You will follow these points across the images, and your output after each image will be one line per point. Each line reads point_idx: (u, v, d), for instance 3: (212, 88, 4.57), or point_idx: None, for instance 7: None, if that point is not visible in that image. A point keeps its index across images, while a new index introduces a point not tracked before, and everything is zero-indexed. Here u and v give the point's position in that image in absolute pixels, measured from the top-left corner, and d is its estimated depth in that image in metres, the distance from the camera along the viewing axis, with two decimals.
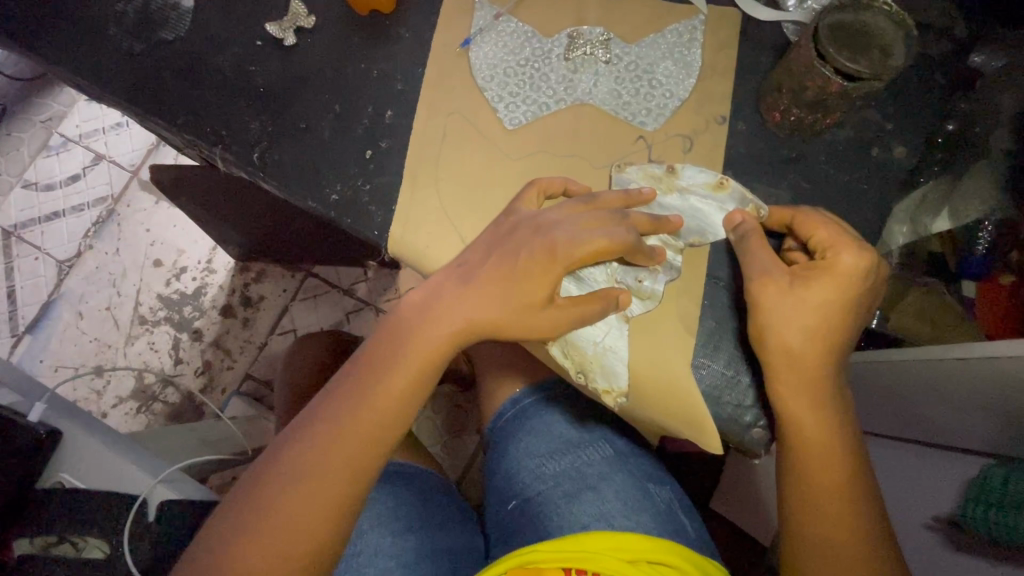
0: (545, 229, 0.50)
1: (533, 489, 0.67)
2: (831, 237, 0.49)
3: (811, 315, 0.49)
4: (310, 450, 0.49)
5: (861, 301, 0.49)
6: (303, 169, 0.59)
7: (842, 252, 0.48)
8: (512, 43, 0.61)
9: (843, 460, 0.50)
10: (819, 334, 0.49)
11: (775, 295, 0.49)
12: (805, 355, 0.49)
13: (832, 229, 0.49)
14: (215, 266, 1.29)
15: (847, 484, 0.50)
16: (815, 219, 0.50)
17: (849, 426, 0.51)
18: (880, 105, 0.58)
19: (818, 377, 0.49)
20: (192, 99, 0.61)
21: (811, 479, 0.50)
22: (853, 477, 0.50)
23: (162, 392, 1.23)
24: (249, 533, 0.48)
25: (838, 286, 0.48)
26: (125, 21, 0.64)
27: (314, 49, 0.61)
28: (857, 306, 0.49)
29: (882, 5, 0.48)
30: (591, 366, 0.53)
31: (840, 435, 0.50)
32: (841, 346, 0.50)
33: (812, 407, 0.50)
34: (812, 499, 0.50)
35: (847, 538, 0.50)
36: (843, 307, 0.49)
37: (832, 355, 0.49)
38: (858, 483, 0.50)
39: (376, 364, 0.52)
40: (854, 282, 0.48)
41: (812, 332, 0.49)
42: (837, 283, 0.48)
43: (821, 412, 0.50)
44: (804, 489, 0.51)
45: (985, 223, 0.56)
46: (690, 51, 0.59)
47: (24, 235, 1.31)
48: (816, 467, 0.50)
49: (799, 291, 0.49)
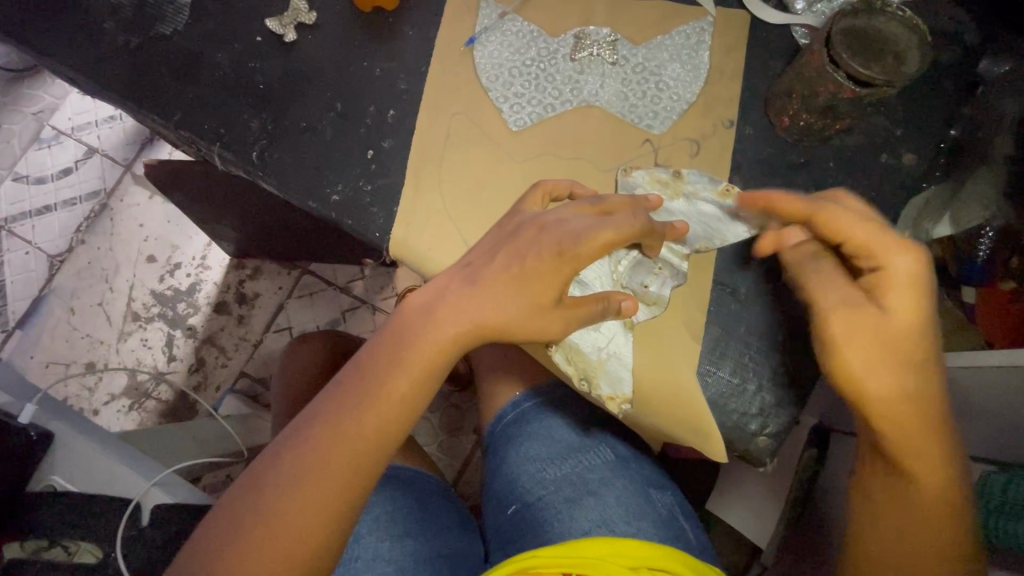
0: (551, 228, 0.49)
1: (534, 493, 0.66)
2: (884, 246, 0.46)
3: (895, 338, 0.45)
4: (311, 451, 0.49)
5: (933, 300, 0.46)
6: (304, 168, 0.58)
7: (897, 260, 0.45)
8: (518, 42, 0.60)
9: (950, 477, 0.47)
10: (910, 354, 0.45)
11: (852, 323, 0.46)
12: (901, 387, 0.45)
13: (881, 237, 0.46)
14: (210, 263, 1.27)
15: (951, 502, 0.47)
16: (842, 225, 0.47)
17: (950, 439, 0.47)
18: (888, 110, 0.58)
19: (918, 403, 0.46)
20: (190, 95, 0.60)
21: (913, 500, 0.48)
22: (954, 495, 0.47)
23: (154, 389, 1.21)
24: (245, 538, 0.47)
25: (909, 296, 0.45)
26: (121, 13, 0.62)
27: (315, 46, 0.60)
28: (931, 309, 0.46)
29: (896, 10, 0.48)
30: (595, 372, 0.52)
31: (942, 451, 0.47)
32: (930, 359, 0.46)
33: (914, 435, 0.46)
34: (914, 520, 0.48)
35: (951, 556, 0.48)
36: (923, 315, 0.45)
37: (926, 373, 0.46)
38: (964, 497, 0.48)
39: (378, 366, 0.51)
40: (923, 288, 0.45)
41: (901, 356, 0.45)
42: (906, 290, 0.45)
43: (924, 435, 0.46)
44: (898, 508, 0.49)
45: (986, 230, 0.55)
46: (697, 53, 0.59)
47: (15, 229, 1.29)
48: (925, 487, 0.47)
49: (871, 313, 0.46)
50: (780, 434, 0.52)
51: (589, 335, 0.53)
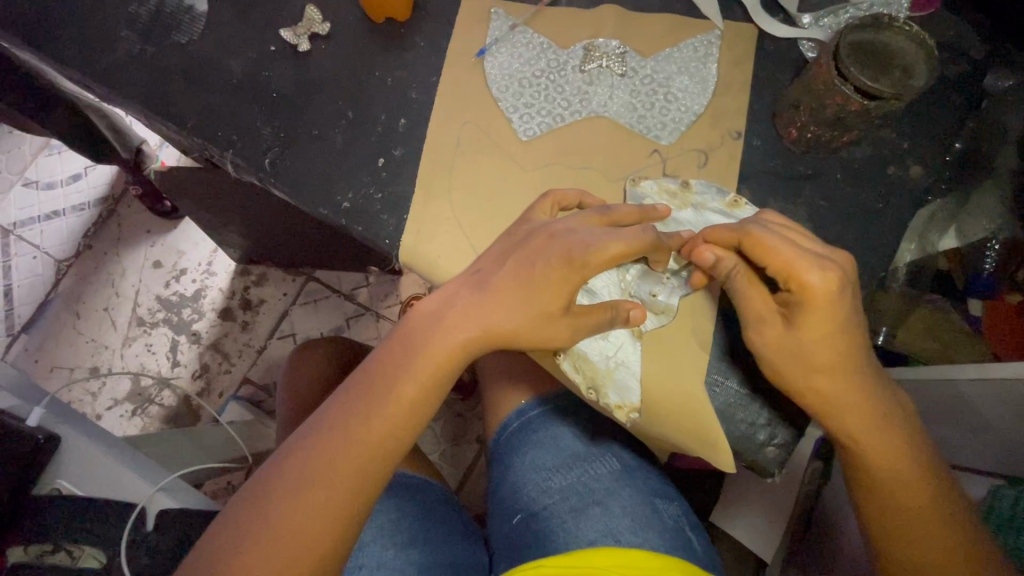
0: (560, 236, 0.50)
1: (539, 502, 0.65)
2: (798, 263, 0.44)
3: (816, 352, 0.45)
4: (318, 457, 0.49)
5: (855, 298, 0.46)
6: (315, 174, 0.58)
7: (809, 282, 0.44)
8: (528, 53, 0.61)
9: (914, 455, 0.48)
10: (838, 363, 0.45)
11: (778, 343, 0.46)
12: (831, 391, 0.46)
13: (790, 257, 0.45)
14: (215, 269, 1.28)
15: (926, 481, 0.48)
16: (768, 242, 0.46)
17: (897, 414, 0.48)
18: (897, 123, 0.58)
19: (852, 400, 0.46)
20: (203, 104, 0.61)
21: (894, 491, 0.48)
22: (925, 466, 0.48)
23: (158, 394, 1.21)
24: (249, 543, 0.47)
25: (828, 308, 0.44)
26: (138, 23, 0.63)
27: (328, 55, 0.61)
28: (853, 310, 0.45)
29: (902, 25, 0.48)
30: (603, 381, 0.52)
31: (896, 425, 0.48)
32: (855, 361, 0.46)
33: (860, 427, 0.47)
34: (902, 515, 0.48)
35: (949, 539, 0.47)
36: (846, 320, 0.45)
37: (857, 373, 0.46)
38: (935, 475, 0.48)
39: (387, 370, 0.51)
40: (840, 297, 0.44)
41: (825, 368, 0.45)
42: (828, 302, 0.44)
43: (867, 421, 0.47)
44: (897, 493, 0.48)
45: (992, 243, 0.60)
46: (705, 65, 0.59)
47: (24, 233, 1.30)
48: (896, 475, 0.47)
49: (794, 331, 0.45)
50: (790, 445, 0.52)
51: (597, 344, 0.53)
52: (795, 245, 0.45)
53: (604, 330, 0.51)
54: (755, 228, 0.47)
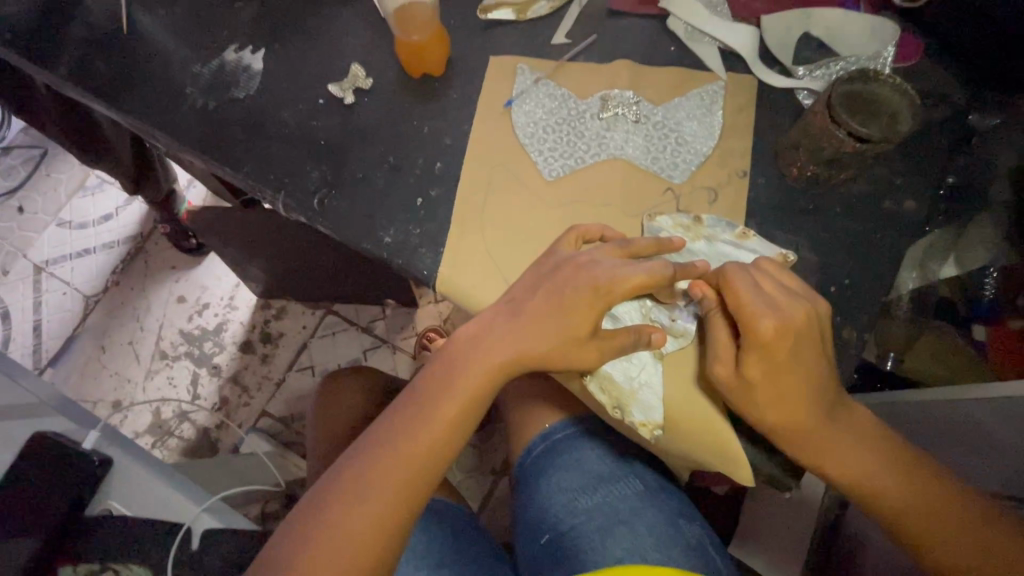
0: (587, 266, 0.55)
1: (567, 522, 0.68)
2: (753, 302, 0.50)
3: (764, 389, 0.50)
4: (370, 471, 0.53)
5: (805, 341, 0.50)
6: (359, 213, 0.64)
7: (760, 324, 0.49)
8: (550, 103, 0.67)
9: (888, 453, 0.52)
10: (792, 402, 0.50)
11: (732, 380, 0.52)
12: (790, 426, 0.51)
13: (750, 301, 0.50)
14: (237, 303, 1.33)
15: (909, 474, 0.52)
16: (736, 285, 0.51)
17: (859, 420, 0.53)
18: (889, 161, 0.63)
19: (813, 427, 0.51)
20: (256, 151, 0.67)
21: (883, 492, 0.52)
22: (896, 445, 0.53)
23: (178, 427, 1.25)
24: (312, 552, 0.50)
25: (777, 347, 0.49)
26: (201, 80, 0.71)
27: (370, 106, 0.68)
28: (802, 351, 0.50)
29: (888, 77, 0.54)
30: (628, 400, 0.56)
31: (857, 421, 0.52)
32: (809, 396, 0.50)
33: (829, 448, 0.52)
34: (901, 513, 0.51)
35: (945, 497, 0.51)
36: (792, 363, 0.50)
37: (812, 406, 0.50)
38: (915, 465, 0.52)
39: (431, 391, 0.55)
40: (793, 332, 0.49)
41: (778, 400, 0.50)
42: (767, 349, 0.49)
43: (832, 439, 0.51)
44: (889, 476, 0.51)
45: (991, 271, 0.62)
46: (711, 112, 0.66)
47: (56, 270, 1.37)
48: (879, 477, 0.51)
49: (744, 376, 0.51)
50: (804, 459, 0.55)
51: (622, 365, 0.57)
52: (759, 291, 0.51)
53: (628, 352, 0.55)
54: (727, 271, 0.52)
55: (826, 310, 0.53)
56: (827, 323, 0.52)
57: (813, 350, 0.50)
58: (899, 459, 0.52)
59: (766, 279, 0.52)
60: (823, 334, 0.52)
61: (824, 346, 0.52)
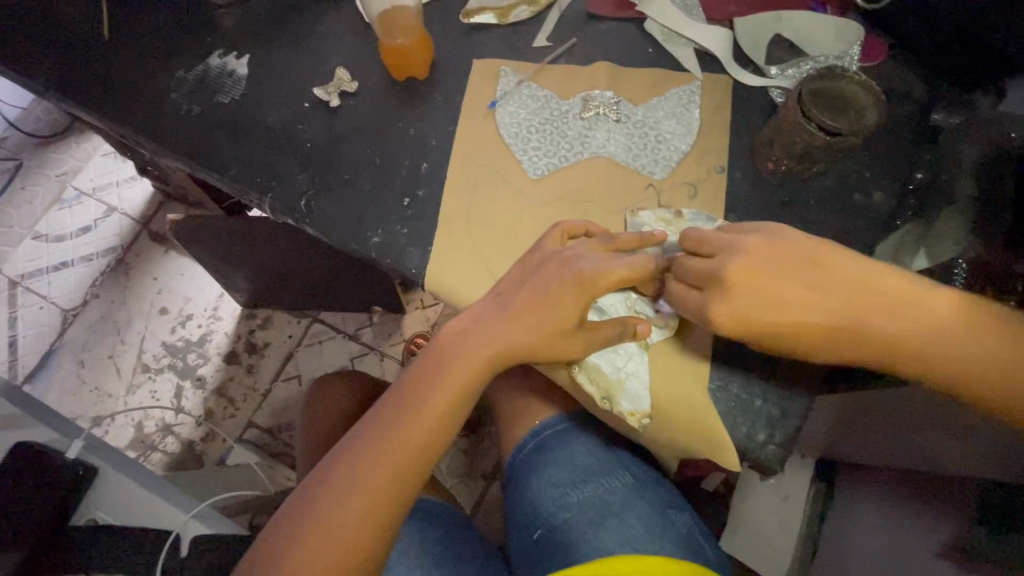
0: (571, 260, 0.56)
1: (559, 517, 0.69)
2: (695, 306, 0.53)
3: (785, 338, 0.51)
4: (362, 464, 0.54)
5: (765, 284, 0.51)
6: (346, 215, 0.65)
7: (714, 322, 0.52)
8: (533, 104, 0.69)
9: (965, 324, 0.48)
10: (797, 331, 0.50)
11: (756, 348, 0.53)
12: (823, 346, 0.50)
13: (692, 305, 0.53)
14: (221, 313, 1.32)
15: (995, 340, 0.47)
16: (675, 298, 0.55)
17: (914, 298, 0.49)
18: (858, 156, 0.66)
19: (854, 337, 0.49)
20: (240, 156, 0.68)
21: (967, 364, 0.48)
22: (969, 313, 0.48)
23: (161, 441, 1.22)
24: (305, 545, 0.51)
25: (749, 321, 0.51)
26: (184, 86, 0.71)
27: (355, 110, 0.69)
28: (773, 296, 0.50)
29: (855, 74, 0.57)
30: (616, 391, 0.57)
31: (905, 309, 0.49)
32: (814, 312, 0.50)
33: (891, 342, 0.49)
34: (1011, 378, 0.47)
35: None
36: (767, 313, 0.50)
37: (826, 316, 0.50)
38: (1001, 328, 0.47)
39: (421, 383, 0.57)
40: (744, 310, 0.51)
41: (798, 339, 0.50)
42: (745, 321, 0.51)
43: (893, 328, 0.49)
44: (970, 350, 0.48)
45: (959, 262, 0.55)
46: (689, 111, 0.68)
47: (32, 284, 1.35)
48: (964, 347, 0.48)
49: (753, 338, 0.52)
50: (788, 443, 0.56)
51: (609, 356, 0.58)
52: (691, 291, 0.54)
53: (615, 343, 0.56)
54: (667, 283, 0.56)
55: (777, 240, 0.53)
56: (789, 246, 0.52)
57: (782, 284, 0.51)
58: (981, 319, 0.48)
59: (692, 259, 0.54)
60: (788, 259, 0.51)
61: (803, 263, 0.51)
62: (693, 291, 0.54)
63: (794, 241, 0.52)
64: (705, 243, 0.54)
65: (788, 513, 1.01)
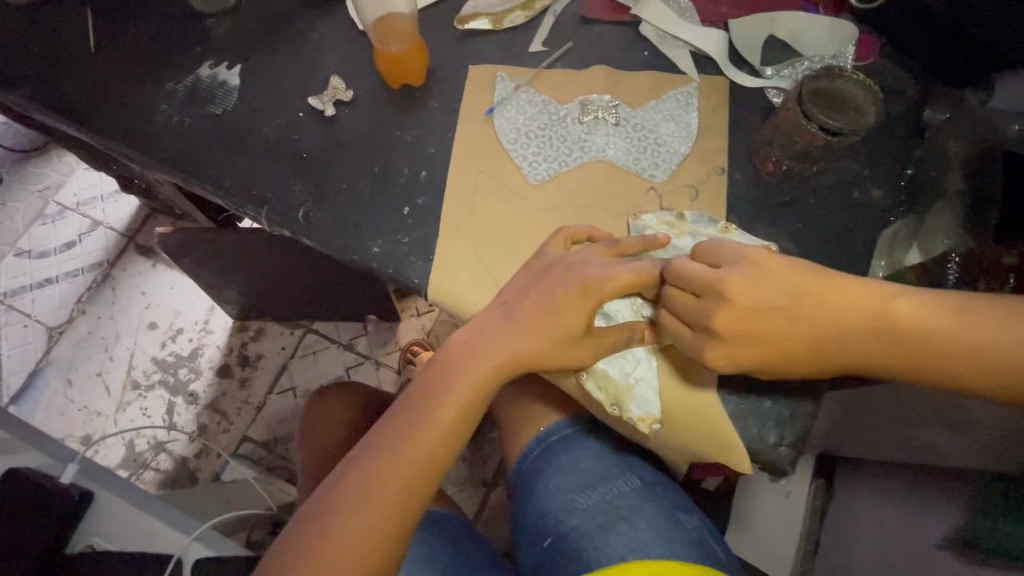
0: (576, 266, 0.56)
1: (568, 523, 0.68)
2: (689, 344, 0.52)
3: (762, 365, 0.51)
4: (368, 479, 0.53)
5: (738, 321, 0.50)
6: (346, 225, 0.64)
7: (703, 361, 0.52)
8: (531, 110, 0.69)
9: (933, 320, 0.47)
10: (778, 357, 0.50)
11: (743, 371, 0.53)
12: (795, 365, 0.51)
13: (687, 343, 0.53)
14: (213, 327, 1.30)
15: (972, 331, 0.46)
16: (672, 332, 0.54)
17: (879, 303, 0.49)
18: (854, 154, 0.66)
19: (821, 353, 0.50)
20: (236, 167, 0.66)
21: (951, 359, 0.47)
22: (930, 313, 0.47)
23: (154, 459, 1.20)
24: (313, 563, 0.50)
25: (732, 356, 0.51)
26: (175, 97, 0.70)
27: (350, 118, 0.68)
28: (756, 331, 0.50)
29: (852, 74, 0.57)
30: (624, 396, 0.57)
31: (867, 318, 0.49)
32: (790, 337, 0.50)
33: (857, 353, 0.49)
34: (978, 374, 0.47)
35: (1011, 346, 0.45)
36: (750, 348, 0.50)
37: (801, 337, 0.50)
38: (970, 318, 0.47)
39: (427, 395, 0.56)
40: (727, 349, 0.51)
41: (772, 363, 0.51)
42: (728, 358, 0.51)
43: (856, 339, 0.49)
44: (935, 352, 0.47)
45: (952, 256, 0.58)
46: (687, 113, 0.68)
47: (16, 302, 1.32)
48: (929, 349, 0.47)
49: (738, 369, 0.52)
50: (798, 443, 0.56)
51: (617, 362, 0.58)
52: (683, 330, 0.53)
53: (623, 348, 0.56)
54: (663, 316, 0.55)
55: (754, 270, 0.50)
56: (761, 274, 0.50)
57: (761, 316, 0.50)
58: (943, 319, 0.47)
59: (679, 296, 0.53)
60: (762, 288, 0.50)
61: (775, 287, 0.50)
62: (684, 327, 0.53)
63: (767, 266, 0.50)
64: (688, 281, 0.52)
65: (791, 511, 1.01)
